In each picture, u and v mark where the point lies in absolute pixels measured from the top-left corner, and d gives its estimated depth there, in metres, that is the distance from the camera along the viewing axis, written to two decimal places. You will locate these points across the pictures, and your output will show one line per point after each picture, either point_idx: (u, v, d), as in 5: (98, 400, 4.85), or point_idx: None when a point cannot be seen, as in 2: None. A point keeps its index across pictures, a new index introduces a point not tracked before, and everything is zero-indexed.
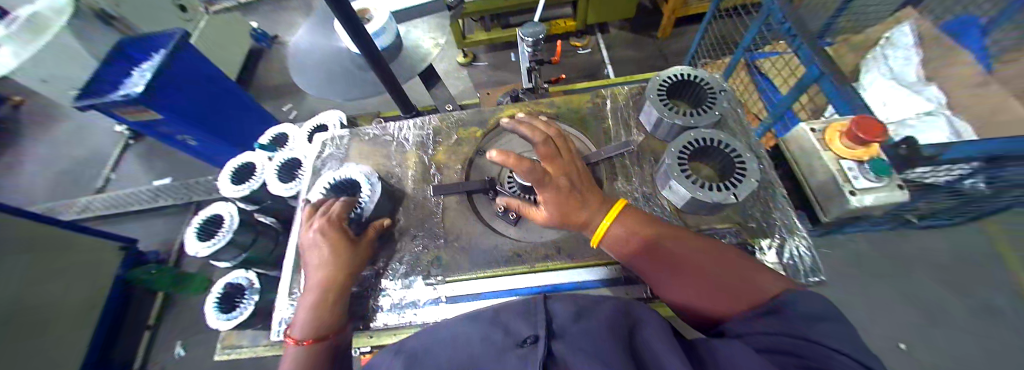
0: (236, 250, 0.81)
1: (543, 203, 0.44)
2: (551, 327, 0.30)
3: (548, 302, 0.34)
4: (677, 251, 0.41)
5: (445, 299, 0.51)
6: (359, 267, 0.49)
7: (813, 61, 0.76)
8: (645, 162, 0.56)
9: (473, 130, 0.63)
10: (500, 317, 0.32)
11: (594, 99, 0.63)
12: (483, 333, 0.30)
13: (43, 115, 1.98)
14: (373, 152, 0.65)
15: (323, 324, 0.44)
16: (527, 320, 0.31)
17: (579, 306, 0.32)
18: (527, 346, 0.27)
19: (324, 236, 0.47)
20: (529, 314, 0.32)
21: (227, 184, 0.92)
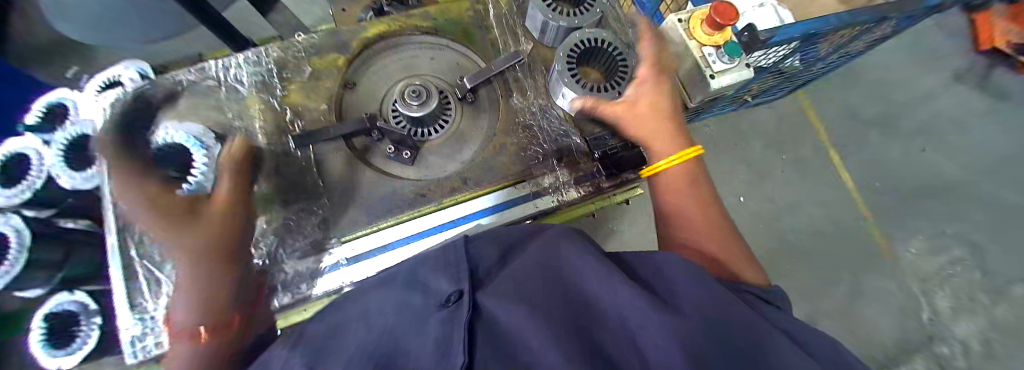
0: (45, 273, 0.59)
1: (639, 89, 0.45)
2: (474, 279, 0.32)
3: (468, 245, 0.37)
4: (703, 191, 0.43)
5: (345, 261, 0.47)
6: (239, 228, 0.39)
7: None
8: (537, 73, 0.53)
9: (333, 58, 0.50)
10: (416, 274, 0.33)
11: (474, 5, 0.55)
12: (400, 300, 0.30)
13: None
14: (194, 107, 0.48)
15: (218, 311, 0.36)
16: (447, 271, 0.32)
17: (504, 249, 0.36)
18: (451, 302, 0.28)
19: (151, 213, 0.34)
20: (448, 264, 0.34)
21: None
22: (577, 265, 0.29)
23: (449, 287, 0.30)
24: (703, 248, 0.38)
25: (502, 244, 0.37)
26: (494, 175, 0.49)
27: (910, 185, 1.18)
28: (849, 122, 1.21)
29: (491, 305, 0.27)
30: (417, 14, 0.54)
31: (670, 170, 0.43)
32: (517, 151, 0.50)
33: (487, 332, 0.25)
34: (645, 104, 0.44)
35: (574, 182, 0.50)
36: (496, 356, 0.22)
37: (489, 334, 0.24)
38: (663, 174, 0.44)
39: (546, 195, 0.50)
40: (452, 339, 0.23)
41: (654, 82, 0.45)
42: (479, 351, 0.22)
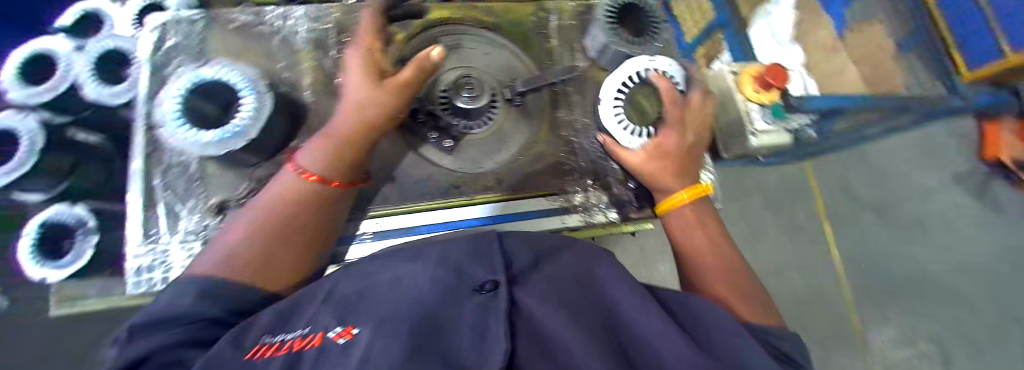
0: (48, 180, 0.57)
1: (661, 144, 0.43)
2: (509, 274, 0.33)
3: (502, 240, 0.38)
4: (719, 239, 0.43)
5: (369, 236, 0.46)
6: (399, 113, 0.40)
7: None
8: (587, 93, 0.54)
9: (393, 33, 0.50)
10: (448, 255, 0.33)
11: (537, 11, 0.56)
12: (431, 275, 0.30)
13: None
14: (243, 49, 0.48)
15: (337, 172, 0.39)
16: (484, 262, 0.33)
17: (536, 251, 0.38)
18: (488, 290, 0.29)
19: (369, 60, 0.38)
20: (481, 254, 0.34)
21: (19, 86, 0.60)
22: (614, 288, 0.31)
23: (485, 275, 0.31)
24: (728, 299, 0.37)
25: (536, 248, 0.39)
26: (525, 183, 0.51)
27: (898, 273, 1.21)
28: (853, 201, 1.23)
29: (531, 303, 0.29)
30: (481, 9, 0.54)
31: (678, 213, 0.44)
32: (553, 165, 0.52)
33: (527, 326, 0.27)
34: (665, 161, 0.43)
35: (603, 206, 0.51)
36: (539, 355, 0.24)
37: (529, 330, 0.26)
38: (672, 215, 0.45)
39: (574, 213, 0.51)
40: (491, 325, 0.25)
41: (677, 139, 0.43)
42: (521, 343, 0.24)
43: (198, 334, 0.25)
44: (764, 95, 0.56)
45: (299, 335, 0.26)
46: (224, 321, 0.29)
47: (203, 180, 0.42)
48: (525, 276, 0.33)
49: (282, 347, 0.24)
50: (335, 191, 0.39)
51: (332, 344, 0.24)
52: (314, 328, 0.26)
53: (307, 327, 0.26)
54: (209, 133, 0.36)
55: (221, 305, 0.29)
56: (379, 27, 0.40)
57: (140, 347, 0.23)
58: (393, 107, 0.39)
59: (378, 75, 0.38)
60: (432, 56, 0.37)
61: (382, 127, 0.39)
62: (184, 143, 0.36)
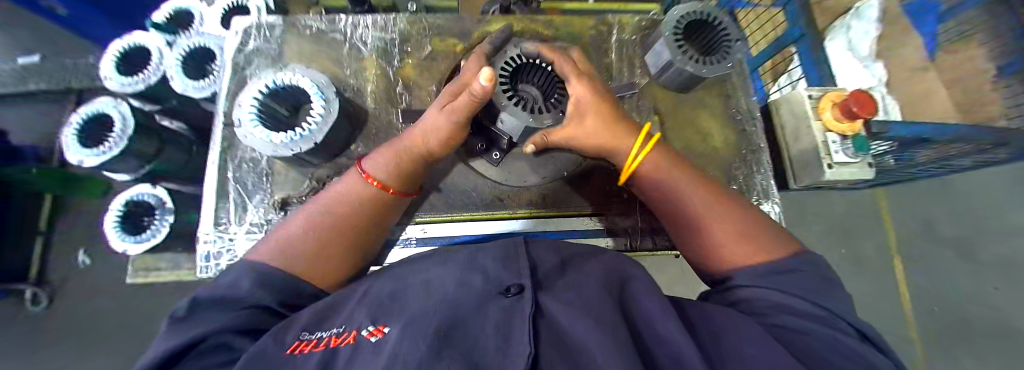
0: (137, 161, 0.63)
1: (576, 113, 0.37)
2: (536, 278, 0.32)
3: (530, 248, 0.38)
4: (701, 193, 0.37)
5: (415, 241, 0.48)
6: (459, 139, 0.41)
7: (800, 20, 0.73)
8: (644, 111, 0.51)
9: (452, 44, 0.51)
10: (475, 260, 0.34)
11: (598, 25, 0.54)
12: (459, 279, 0.31)
13: None
14: (316, 54, 0.50)
15: (395, 183, 0.40)
16: (509, 267, 0.32)
17: (563, 258, 0.37)
18: (512, 294, 0.28)
19: (455, 91, 0.38)
20: (510, 260, 0.34)
21: (111, 70, 0.65)
22: (644, 305, 0.29)
23: (511, 279, 0.30)
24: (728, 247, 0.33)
25: (563, 253, 0.37)
26: (572, 200, 0.49)
27: (1000, 336, 1.01)
28: (937, 243, 1.07)
29: (553, 307, 0.28)
30: (542, 21, 0.53)
31: (642, 172, 0.40)
32: (603, 185, 0.49)
33: (549, 330, 0.25)
34: (592, 127, 0.37)
35: (651, 232, 0.49)
36: (559, 357, 0.22)
37: (553, 333, 0.25)
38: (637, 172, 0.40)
39: (620, 235, 0.49)
40: (512, 327, 0.24)
41: (592, 96, 0.36)
42: (544, 346, 0.23)
43: (251, 321, 0.27)
44: (846, 123, 0.50)
45: (335, 333, 0.27)
46: (273, 308, 0.30)
47: (270, 176, 0.45)
48: (550, 281, 0.32)
49: (320, 344, 0.25)
50: (387, 198, 0.41)
51: (365, 342, 0.25)
52: (348, 327, 0.27)
53: (342, 326, 0.28)
54: (281, 136, 0.38)
55: (275, 294, 0.31)
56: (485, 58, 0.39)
57: (202, 326, 0.25)
58: (449, 136, 0.39)
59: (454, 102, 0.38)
60: (479, 82, 0.31)
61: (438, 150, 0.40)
62: (258, 145, 0.39)
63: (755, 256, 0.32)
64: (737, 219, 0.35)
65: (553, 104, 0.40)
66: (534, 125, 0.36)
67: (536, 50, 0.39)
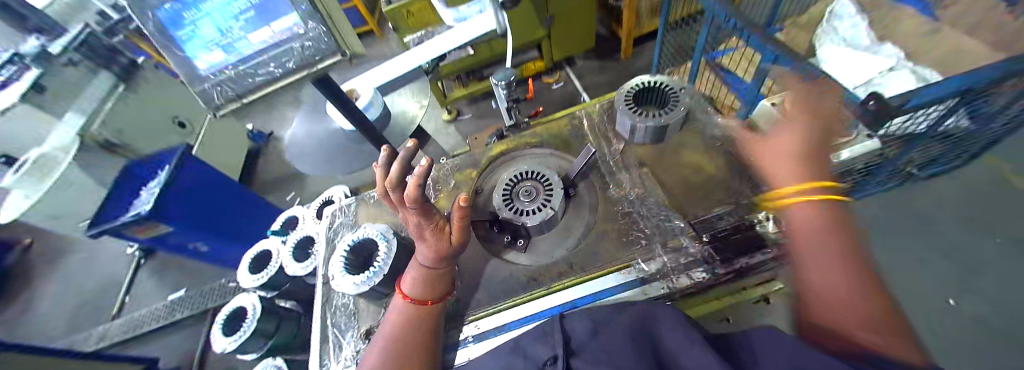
0: (263, 338, 0.79)
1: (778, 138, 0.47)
2: (570, 347, 0.35)
3: (565, 321, 0.40)
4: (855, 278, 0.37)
5: (472, 339, 0.49)
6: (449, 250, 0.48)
7: (769, 50, 0.91)
8: (631, 167, 0.59)
9: (468, 172, 0.68)
10: (520, 344, 0.39)
11: (571, 121, 0.69)
12: (507, 363, 0.36)
13: (93, 251, 2.19)
14: (381, 213, 0.69)
15: (432, 291, 0.49)
16: (546, 341, 0.37)
17: (595, 321, 0.38)
18: (549, 367, 0.33)
19: (432, 222, 0.48)
20: (546, 337, 0.38)
21: (245, 274, 0.89)
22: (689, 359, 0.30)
23: (546, 353, 0.35)
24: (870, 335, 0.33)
25: (595, 317, 0.39)
26: (602, 261, 0.51)
27: None
28: None
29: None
30: (527, 134, 0.70)
31: (793, 210, 0.41)
32: (618, 236, 0.52)
33: None
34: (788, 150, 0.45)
35: (685, 267, 0.46)
36: None
37: None
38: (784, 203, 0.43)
39: (655, 281, 0.46)
40: None
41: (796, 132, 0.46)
42: None
43: None
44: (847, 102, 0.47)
45: None
46: None
47: (356, 314, 0.55)
48: (583, 347, 0.34)
49: None
50: (424, 306, 0.48)
51: None
52: None
53: None
54: (360, 277, 0.51)
55: None
56: (417, 194, 0.42)
57: None
58: (444, 250, 0.48)
59: (441, 227, 0.49)
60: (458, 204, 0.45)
61: (444, 262, 0.49)
62: (345, 287, 0.51)
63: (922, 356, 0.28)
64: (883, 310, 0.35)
65: (543, 200, 0.55)
66: (550, 213, 0.53)
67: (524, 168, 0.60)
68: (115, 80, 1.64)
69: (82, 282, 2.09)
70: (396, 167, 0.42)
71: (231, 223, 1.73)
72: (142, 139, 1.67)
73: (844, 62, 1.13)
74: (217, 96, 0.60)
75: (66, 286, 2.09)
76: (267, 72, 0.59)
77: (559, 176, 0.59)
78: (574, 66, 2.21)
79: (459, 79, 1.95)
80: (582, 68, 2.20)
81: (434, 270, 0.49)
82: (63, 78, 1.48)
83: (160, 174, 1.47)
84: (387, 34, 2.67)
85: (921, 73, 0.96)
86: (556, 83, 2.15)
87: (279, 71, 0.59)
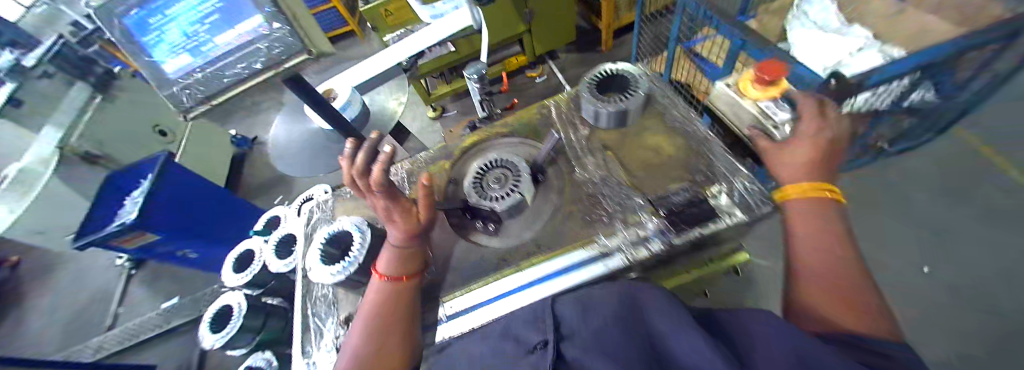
0: (251, 334, 0.81)
1: (792, 145, 0.51)
2: (561, 331, 0.36)
3: (556, 307, 0.42)
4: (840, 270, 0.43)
5: (445, 318, 0.51)
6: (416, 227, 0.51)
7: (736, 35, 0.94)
8: (596, 150, 0.61)
9: (441, 163, 0.70)
10: (510, 329, 0.40)
11: (541, 109, 0.71)
12: (495, 347, 0.37)
13: (77, 264, 2.16)
14: (358, 207, 0.70)
15: (407, 268, 0.51)
16: (536, 327, 0.38)
17: (584, 305, 0.39)
18: (540, 351, 0.34)
19: (398, 203, 0.50)
20: (536, 322, 0.39)
21: (229, 274, 0.90)
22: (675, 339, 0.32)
23: (537, 337, 0.36)
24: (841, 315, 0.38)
25: (585, 301, 0.40)
26: (567, 241, 0.53)
27: None
28: None
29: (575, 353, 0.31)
30: (499, 124, 0.72)
31: (799, 208, 0.48)
32: (582, 215, 0.55)
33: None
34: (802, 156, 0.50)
35: (642, 240, 0.49)
36: None
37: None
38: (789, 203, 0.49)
39: (616, 254, 0.49)
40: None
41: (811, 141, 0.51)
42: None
43: None
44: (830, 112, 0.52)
45: None
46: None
47: (336, 303, 0.57)
48: (573, 331, 0.35)
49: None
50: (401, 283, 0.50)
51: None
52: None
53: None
54: (336, 266, 0.53)
55: None
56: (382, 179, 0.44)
57: None
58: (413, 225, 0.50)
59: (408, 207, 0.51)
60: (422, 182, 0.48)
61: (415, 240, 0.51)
62: (322, 278, 0.53)
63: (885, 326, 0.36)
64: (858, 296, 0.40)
65: (511, 185, 0.57)
66: (518, 197, 0.55)
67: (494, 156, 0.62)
68: (90, 90, 1.63)
69: (68, 296, 2.06)
70: (362, 156, 0.45)
71: (222, 228, 1.74)
72: (125, 149, 1.68)
73: (816, 47, 1.17)
74: (186, 99, 0.59)
75: (51, 301, 2.06)
76: (235, 71, 0.58)
77: (528, 163, 0.61)
78: (556, 60, 2.23)
79: (442, 76, 1.96)
80: (564, 61, 2.22)
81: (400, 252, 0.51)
82: (39, 90, 1.54)
83: (143, 182, 1.46)
84: (368, 33, 2.65)
85: (887, 52, 1.05)
86: (539, 77, 2.17)
87: (246, 70, 0.57)
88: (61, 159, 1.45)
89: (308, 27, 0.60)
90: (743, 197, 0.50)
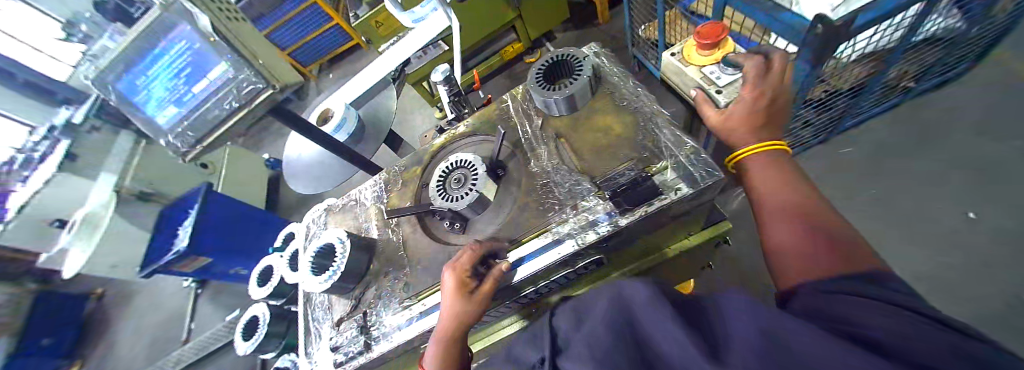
0: (276, 339, 0.95)
1: (734, 109, 0.52)
2: (555, 347, 0.37)
3: (554, 322, 0.42)
4: (813, 219, 0.42)
5: (419, 314, 0.55)
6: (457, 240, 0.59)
7: None
8: (549, 140, 0.63)
9: (414, 169, 0.74)
10: (512, 354, 0.43)
11: (500, 104, 0.73)
12: None
13: (155, 288, 2.47)
14: (345, 218, 0.76)
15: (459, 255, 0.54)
16: (536, 346, 0.39)
17: (578, 315, 0.39)
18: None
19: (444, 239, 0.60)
20: (535, 339, 0.41)
21: (256, 287, 1.02)
22: (649, 320, 0.28)
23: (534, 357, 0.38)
24: (823, 267, 0.36)
25: (581, 312, 0.39)
26: (525, 230, 0.56)
27: None
28: None
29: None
30: (462, 125, 0.74)
31: (754, 165, 0.49)
32: (536, 205, 0.57)
33: None
34: (742, 114, 0.51)
35: (589, 225, 0.51)
36: None
37: None
38: (745, 163, 0.50)
39: (567, 240, 0.52)
40: None
41: (752, 98, 0.50)
42: None
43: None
44: (774, 69, 0.51)
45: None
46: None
47: (329, 308, 0.64)
48: (568, 345, 0.35)
49: None
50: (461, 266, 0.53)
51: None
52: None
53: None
54: (322, 276, 0.60)
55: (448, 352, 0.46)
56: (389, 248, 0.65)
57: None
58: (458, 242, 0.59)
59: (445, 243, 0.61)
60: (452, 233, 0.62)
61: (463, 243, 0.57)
62: (312, 287, 0.60)
63: (867, 261, 0.35)
64: (834, 239, 0.39)
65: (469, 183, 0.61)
66: (473, 194, 0.58)
67: (454, 158, 0.65)
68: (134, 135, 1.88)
69: (151, 315, 2.38)
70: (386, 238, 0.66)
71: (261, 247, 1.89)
72: (174, 184, 1.87)
73: None
74: (181, 144, 0.68)
75: (140, 320, 2.40)
76: (213, 115, 0.65)
77: (485, 161, 0.64)
78: (553, 41, 2.16)
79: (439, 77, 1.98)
80: (562, 41, 2.15)
81: (464, 278, 0.49)
82: (90, 143, 1.72)
83: (193, 210, 1.62)
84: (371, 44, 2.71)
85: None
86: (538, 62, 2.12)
87: (221, 113, 0.64)
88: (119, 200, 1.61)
89: (272, 64, 0.65)
90: (683, 168, 0.50)
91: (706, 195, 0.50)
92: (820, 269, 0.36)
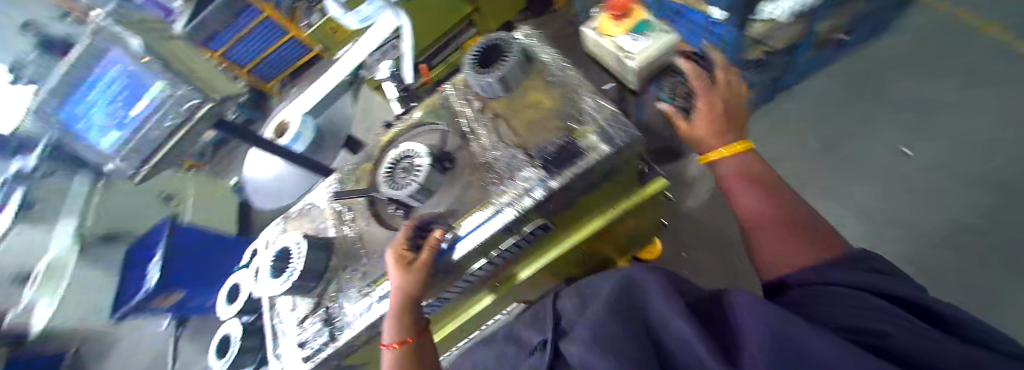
0: (252, 354, 0.95)
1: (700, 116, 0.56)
2: (558, 328, 0.51)
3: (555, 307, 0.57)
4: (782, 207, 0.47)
5: (376, 300, 0.58)
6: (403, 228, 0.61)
7: None
8: (487, 121, 0.66)
9: (366, 165, 0.76)
10: (512, 333, 0.60)
11: (442, 93, 0.75)
12: (502, 350, 0.57)
13: None
14: (304, 222, 0.77)
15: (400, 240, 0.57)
16: (536, 327, 0.55)
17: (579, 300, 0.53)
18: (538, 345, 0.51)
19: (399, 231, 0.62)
20: (537, 323, 0.57)
21: (225, 306, 1.00)
22: (659, 308, 0.39)
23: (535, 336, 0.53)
24: (801, 253, 0.41)
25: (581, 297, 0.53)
26: (470, 207, 0.60)
27: None
28: None
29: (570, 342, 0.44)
30: (408, 118, 0.76)
31: (726, 164, 0.53)
32: (479, 183, 0.61)
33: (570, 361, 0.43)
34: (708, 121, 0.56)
35: (524, 193, 0.55)
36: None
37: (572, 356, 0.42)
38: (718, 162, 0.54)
39: (506, 209, 0.55)
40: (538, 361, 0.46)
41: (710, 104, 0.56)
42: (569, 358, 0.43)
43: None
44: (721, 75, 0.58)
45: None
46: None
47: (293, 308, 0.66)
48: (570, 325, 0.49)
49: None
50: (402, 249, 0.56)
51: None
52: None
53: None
54: (280, 277, 0.62)
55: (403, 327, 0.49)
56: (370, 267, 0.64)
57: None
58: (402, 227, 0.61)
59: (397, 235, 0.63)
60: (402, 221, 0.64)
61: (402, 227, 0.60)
62: (272, 288, 0.62)
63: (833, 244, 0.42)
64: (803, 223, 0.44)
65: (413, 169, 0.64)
66: (418, 180, 0.60)
67: (399, 149, 0.68)
68: None
69: None
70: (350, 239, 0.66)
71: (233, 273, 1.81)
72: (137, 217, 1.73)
73: None
74: (129, 167, 0.68)
75: None
76: (156, 135, 0.64)
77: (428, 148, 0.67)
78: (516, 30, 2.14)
79: None
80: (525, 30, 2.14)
81: (403, 252, 0.53)
82: (47, 187, 1.52)
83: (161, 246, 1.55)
84: None
85: None
86: None
87: (160, 132, 0.64)
88: (82, 244, 1.55)
89: (209, 76, 0.65)
90: (607, 130, 0.54)
91: (625, 153, 0.55)
92: (800, 254, 0.41)
